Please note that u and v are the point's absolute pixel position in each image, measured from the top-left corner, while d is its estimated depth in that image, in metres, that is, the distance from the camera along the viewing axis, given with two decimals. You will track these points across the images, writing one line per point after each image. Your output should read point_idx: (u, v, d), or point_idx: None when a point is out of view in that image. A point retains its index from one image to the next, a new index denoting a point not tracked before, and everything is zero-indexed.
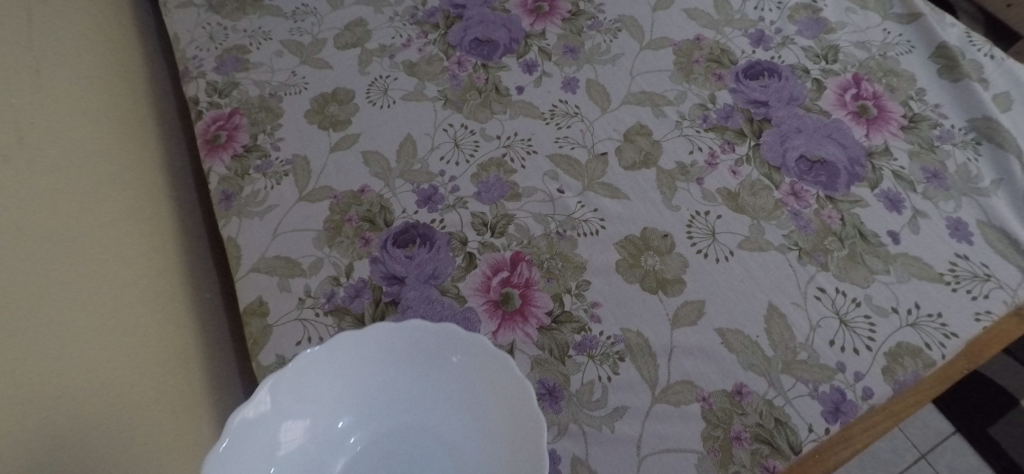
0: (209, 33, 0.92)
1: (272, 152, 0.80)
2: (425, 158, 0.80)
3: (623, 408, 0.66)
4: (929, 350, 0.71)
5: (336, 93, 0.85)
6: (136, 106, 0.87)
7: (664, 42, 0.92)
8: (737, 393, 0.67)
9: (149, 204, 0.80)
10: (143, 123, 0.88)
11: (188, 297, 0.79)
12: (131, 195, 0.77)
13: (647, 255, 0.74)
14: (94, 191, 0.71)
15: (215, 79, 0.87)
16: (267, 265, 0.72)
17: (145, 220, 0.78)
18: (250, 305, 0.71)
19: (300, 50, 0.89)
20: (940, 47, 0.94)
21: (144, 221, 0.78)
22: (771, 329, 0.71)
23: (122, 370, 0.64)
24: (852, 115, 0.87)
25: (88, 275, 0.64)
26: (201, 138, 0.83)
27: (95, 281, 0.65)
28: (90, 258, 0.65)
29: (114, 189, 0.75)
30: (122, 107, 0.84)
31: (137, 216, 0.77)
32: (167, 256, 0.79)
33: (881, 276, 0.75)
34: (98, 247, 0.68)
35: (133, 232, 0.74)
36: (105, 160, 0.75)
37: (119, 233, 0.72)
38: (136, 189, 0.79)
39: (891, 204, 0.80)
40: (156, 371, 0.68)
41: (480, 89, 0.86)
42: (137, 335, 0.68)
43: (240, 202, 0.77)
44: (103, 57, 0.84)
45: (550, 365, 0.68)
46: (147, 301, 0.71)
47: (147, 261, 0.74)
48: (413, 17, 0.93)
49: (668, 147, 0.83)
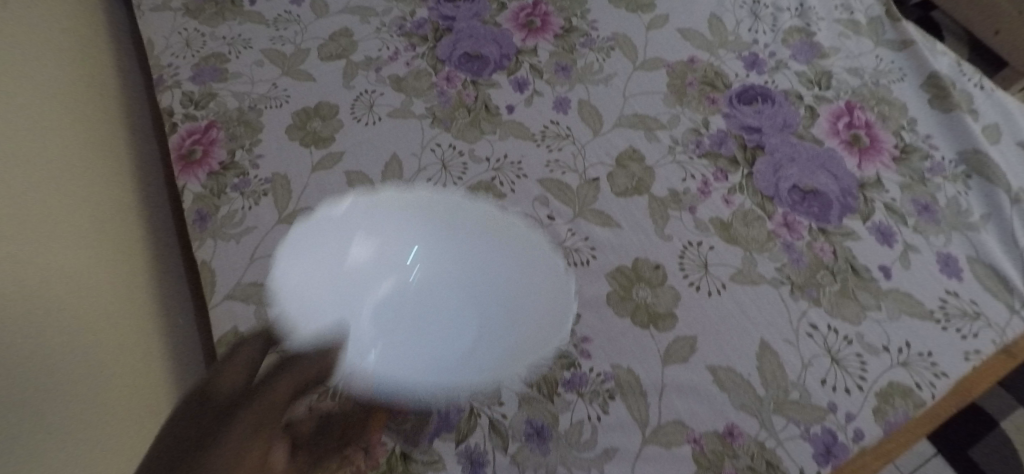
0: (186, 39, 0.88)
1: (250, 170, 0.76)
2: (411, 180, 0.77)
3: (613, 449, 0.64)
4: (918, 390, 0.70)
5: (319, 107, 0.81)
6: (100, 119, 0.84)
7: (657, 63, 0.89)
8: (728, 434, 0.66)
9: (110, 222, 0.77)
10: (108, 137, 0.84)
11: (152, 320, 0.76)
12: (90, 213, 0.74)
13: (638, 288, 0.73)
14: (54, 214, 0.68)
15: (190, 89, 0.83)
16: (242, 293, 0.69)
17: (106, 238, 0.75)
18: (224, 336, 0.67)
19: (282, 60, 0.85)
20: (932, 75, 0.91)
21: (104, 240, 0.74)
22: (763, 366, 0.69)
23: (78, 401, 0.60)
24: (845, 144, 0.85)
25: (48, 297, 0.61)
26: (174, 153, 0.79)
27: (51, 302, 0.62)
28: (48, 281, 0.62)
29: (71, 206, 0.71)
30: (83, 121, 0.80)
31: (97, 235, 0.73)
32: (131, 278, 0.76)
33: (872, 312, 0.74)
34: (55, 268, 0.64)
35: (93, 253, 0.71)
36: (63, 178, 0.71)
37: (77, 254, 0.68)
38: (97, 207, 0.75)
39: (883, 238, 0.79)
40: (113, 401, 0.65)
41: (469, 107, 0.83)
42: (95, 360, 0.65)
43: (216, 223, 0.73)
44: (65, 68, 0.80)
45: (539, 403, 0.66)
46: (106, 325, 0.68)
47: (107, 285, 0.71)
48: (401, 28, 0.89)
49: (661, 174, 0.81)
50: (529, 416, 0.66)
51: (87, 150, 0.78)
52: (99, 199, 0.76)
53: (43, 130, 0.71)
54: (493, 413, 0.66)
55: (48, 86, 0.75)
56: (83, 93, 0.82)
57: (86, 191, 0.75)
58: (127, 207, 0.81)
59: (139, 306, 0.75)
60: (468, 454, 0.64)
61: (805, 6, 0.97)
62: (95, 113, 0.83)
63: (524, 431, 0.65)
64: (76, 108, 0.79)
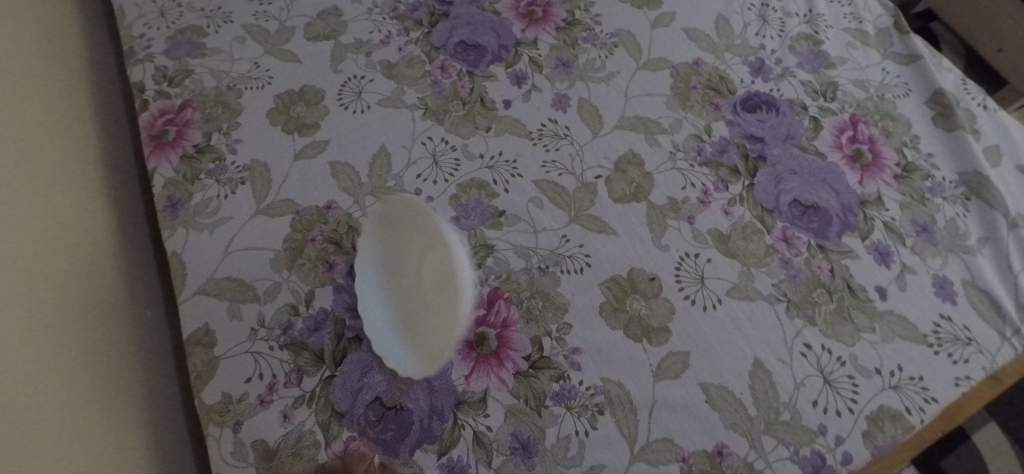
0: (162, 8, 0.81)
1: (228, 155, 0.72)
2: (400, 175, 0.73)
3: (599, 466, 0.62)
4: (908, 415, 0.69)
5: (305, 91, 0.76)
6: (67, 90, 0.76)
7: (661, 64, 0.86)
8: (717, 453, 0.64)
9: (73, 211, 0.69)
10: (77, 112, 0.77)
11: (119, 321, 0.69)
12: (49, 204, 0.66)
13: (633, 299, 0.70)
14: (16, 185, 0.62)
15: (165, 64, 0.77)
16: (215, 288, 0.65)
17: (67, 232, 0.67)
18: (194, 333, 0.64)
19: (266, 38, 0.80)
20: (937, 93, 0.90)
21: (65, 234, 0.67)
22: (755, 385, 0.68)
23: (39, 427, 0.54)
24: (847, 159, 0.83)
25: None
26: (144, 133, 0.73)
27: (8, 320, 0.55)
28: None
29: (28, 196, 0.63)
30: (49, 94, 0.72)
31: (56, 229, 0.66)
32: (96, 273, 0.69)
33: (867, 334, 0.72)
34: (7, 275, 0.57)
35: (51, 251, 0.63)
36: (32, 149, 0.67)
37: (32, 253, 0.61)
38: (58, 195, 0.68)
39: (880, 258, 0.77)
40: (80, 421, 0.59)
41: (464, 99, 0.79)
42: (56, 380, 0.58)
43: (188, 211, 0.69)
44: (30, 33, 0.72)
45: (525, 416, 0.63)
46: (64, 336, 0.61)
47: (70, 284, 0.64)
48: (395, 10, 0.84)
49: (660, 181, 0.78)
50: (514, 429, 0.62)
51: (51, 128, 0.70)
52: (62, 184, 0.69)
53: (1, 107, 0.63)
54: (478, 425, 0.62)
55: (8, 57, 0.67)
56: (56, 64, 0.76)
57: (46, 178, 0.67)
58: (93, 191, 0.74)
59: (106, 306, 0.68)
60: (449, 468, 0.60)
61: (814, 12, 0.94)
62: (66, 85, 0.76)
63: (509, 445, 0.62)
64: (39, 80, 0.71)
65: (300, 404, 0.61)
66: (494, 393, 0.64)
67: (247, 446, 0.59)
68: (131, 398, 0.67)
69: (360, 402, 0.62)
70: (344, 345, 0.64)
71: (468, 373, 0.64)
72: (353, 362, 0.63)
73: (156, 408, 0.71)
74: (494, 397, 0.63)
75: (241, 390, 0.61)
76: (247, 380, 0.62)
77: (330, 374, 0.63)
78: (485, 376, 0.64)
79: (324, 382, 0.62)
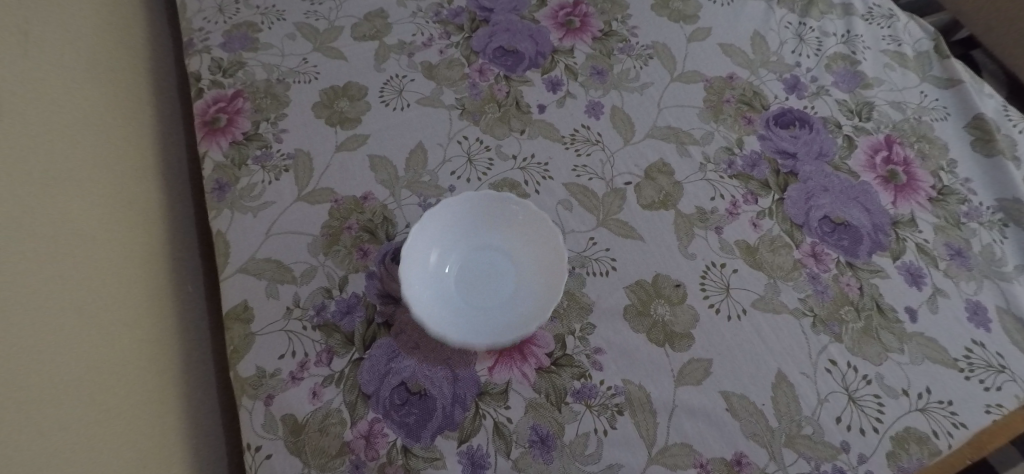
0: (220, 4, 0.86)
1: (273, 143, 0.76)
2: (434, 171, 0.75)
3: (617, 465, 0.63)
4: (935, 439, 0.67)
5: (348, 87, 0.80)
6: (102, 84, 0.77)
7: (695, 77, 0.86)
8: (737, 462, 0.64)
9: (92, 204, 0.69)
10: (112, 105, 0.78)
11: (130, 315, 0.69)
12: (64, 197, 0.66)
13: (657, 303, 0.71)
14: (80, 168, 0.69)
15: (220, 55, 0.82)
16: (256, 268, 0.69)
17: (79, 224, 0.66)
18: (233, 308, 0.67)
19: (314, 36, 0.84)
20: (977, 118, 0.88)
21: (77, 227, 0.66)
22: (778, 397, 0.67)
23: (27, 422, 0.53)
24: (880, 179, 0.82)
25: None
26: (198, 119, 0.78)
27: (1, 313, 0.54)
28: (15, 280, 0.56)
29: (41, 187, 0.63)
30: (78, 87, 0.73)
31: (67, 222, 0.65)
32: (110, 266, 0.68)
33: (895, 354, 0.71)
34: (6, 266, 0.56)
35: (56, 243, 0.63)
36: (96, 137, 0.73)
37: (34, 246, 0.60)
38: (75, 187, 0.68)
39: (911, 278, 0.75)
40: (75, 418, 0.58)
41: (500, 101, 0.81)
42: (49, 375, 0.57)
43: (234, 194, 0.73)
44: (69, 29, 0.74)
45: (545, 410, 0.64)
46: (62, 330, 0.60)
47: (81, 275, 0.64)
48: (437, 15, 0.87)
49: (689, 190, 0.78)
50: (534, 422, 0.64)
51: (76, 120, 0.71)
52: (82, 177, 0.69)
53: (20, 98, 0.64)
54: (499, 416, 0.63)
55: (38, 49, 0.68)
56: (103, 59, 0.80)
57: (63, 170, 0.67)
58: (119, 183, 0.75)
59: (116, 300, 0.67)
60: (469, 456, 0.62)
61: (852, 33, 0.93)
62: (108, 79, 0.79)
63: (528, 437, 0.63)
64: (71, 72, 0.72)
65: (329, 383, 0.63)
66: (516, 386, 0.65)
67: (279, 420, 0.62)
68: (140, 393, 0.66)
69: (386, 385, 0.64)
70: (374, 330, 0.66)
71: (492, 365, 0.66)
72: (382, 346, 0.65)
73: (188, 386, 0.74)
74: (516, 390, 0.65)
75: (274, 366, 0.64)
76: (281, 356, 0.65)
77: (359, 356, 0.65)
78: (508, 369, 0.66)
79: (353, 363, 0.65)
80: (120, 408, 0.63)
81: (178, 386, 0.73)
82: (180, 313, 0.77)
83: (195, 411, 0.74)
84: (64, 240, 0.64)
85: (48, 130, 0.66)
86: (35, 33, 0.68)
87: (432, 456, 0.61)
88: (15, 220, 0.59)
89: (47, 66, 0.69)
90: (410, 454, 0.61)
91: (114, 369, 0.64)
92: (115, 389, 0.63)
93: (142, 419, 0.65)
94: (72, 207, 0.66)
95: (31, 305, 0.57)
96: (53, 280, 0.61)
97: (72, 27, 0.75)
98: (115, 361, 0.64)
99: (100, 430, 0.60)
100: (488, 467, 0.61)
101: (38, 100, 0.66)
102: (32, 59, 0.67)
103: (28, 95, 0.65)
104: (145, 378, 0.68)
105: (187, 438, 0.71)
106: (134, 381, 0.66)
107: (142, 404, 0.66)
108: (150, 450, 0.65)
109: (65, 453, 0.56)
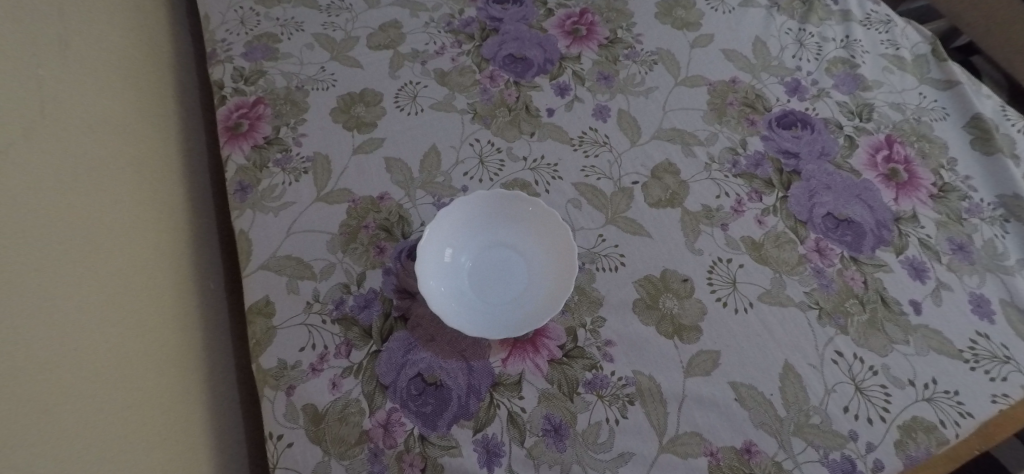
0: (241, 17, 0.91)
1: (293, 146, 0.79)
2: (448, 172, 0.78)
3: (630, 454, 0.64)
4: (942, 428, 0.68)
5: (364, 93, 0.83)
6: (126, 101, 0.80)
7: (699, 81, 0.88)
8: (746, 451, 0.66)
9: (117, 208, 0.72)
10: (135, 121, 0.80)
11: (151, 318, 0.70)
12: (87, 207, 0.67)
13: (666, 297, 0.73)
14: (113, 168, 0.73)
15: (242, 65, 0.86)
16: (277, 264, 0.72)
17: (103, 235, 0.68)
18: (256, 303, 0.71)
19: (332, 45, 0.87)
20: (975, 118, 0.88)
21: (100, 238, 0.67)
22: (786, 387, 0.68)
23: (64, 403, 0.57)
24: (882, 177, 0.82)
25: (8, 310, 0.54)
26: (221, 124, 0.82)
27: (23, 319, 0.55)
28: (55, 268, 0.60)
29: (63, 199, 0.64)
30: (103, 103, 0.75)
31: (91, 230, 0.67)
32: (131, 277, 0.70)
33: (900, 346, 0.71)
34: (35, 259, 0.59)
35: (79, 253, 0.64)
36: (128, 140, 0.78)
37: (57, 254, 0.61)
38: (98, 198, 0.69)
39: (914, 272, 0.76)
40: (112, 400, 0.61)
41: (510, 106, 0.84)
42: (78, 361, 0.59)
43: (256, 195, 0.77)
44: (97, 48, 0.77)
45: (558, 401, 0.66)
46: (85, 331, 0.61)
47: (116, 268, 0.68)
48: (449, 25, 0.90)
49: (695, 189, 0.80)
50: (548, 412, 0.66)
51: (101, 135, 0.73)
52: (104, 188, 0.71)
53: (46, 112, 0.66)
54: (513, 405, 0.66)
55: (66, 61, 0.71)
56: (130, 75, 0.83)
57: (87, 182, 0.68)
58: (141, 197, 0.76)
59: (136, 309, 0.69)
60: (484, 444, 0.64)
61: (851, 38, 0.94)
62: (133, 96, 0.82)
63: (542, 426, 0.65)
64: (98, 87, 0.75)
65: (348, 374, 0.67)
66: (530, 376, 0.67)
67: (300, 409, 0.65)
68: (160, 401, 0.67)
69: (403, 376, 0.66)
70: (391, 323, 0.69)
71: (506, 357, 0.68)
72: (398, 339, 0.68)
73: (207, 380, 0.78)
74: (529, 381, 0.67)
75: (295, 358, 0.68)
76: (301, 349, 0.68)
77: (377, 348, 0.68)
78: (521, 361, 0.68)
79: (371, 355, 0.68)
80: (151, 395, 0.66)
81: (200, 379, 0.76)
82: (202, 310, 0.81)
83: (211, 412, 0.76)
84: (100, 234, 0.68)
85: (86, 131, 0.70)
86: (72, 42, 0.73)
87: (448, 444, 0.64)
88: (55, 213, 0.63)
89: (85, 73, 0.73)
90: (426, 442, 0.64)
91: (146, 357, 0.67)
92: (139, 389, 0.65)
93: (169, 407, 0.68)
94: (98, 205, 0.69)
95: (69, 292, 0.61)
96: (90, 270, 0.64)
97: (100, 44, 0.78)
98: (147, 349, 0.68)
99: (121, 437, 0.61)
100: (502, 455, 0.64)
101: (65, 114, 0.68)
102: (60, 75, 0.69)
103: (67, 98, 0.69)
104: (164, 387, 0.69)
105: (206, 429, 0.74)
106: (154, 390, 0.67)
107: (169, 392, 0.69)
108: (175, 438, 0.68)
109: (101, 432, 0.59)
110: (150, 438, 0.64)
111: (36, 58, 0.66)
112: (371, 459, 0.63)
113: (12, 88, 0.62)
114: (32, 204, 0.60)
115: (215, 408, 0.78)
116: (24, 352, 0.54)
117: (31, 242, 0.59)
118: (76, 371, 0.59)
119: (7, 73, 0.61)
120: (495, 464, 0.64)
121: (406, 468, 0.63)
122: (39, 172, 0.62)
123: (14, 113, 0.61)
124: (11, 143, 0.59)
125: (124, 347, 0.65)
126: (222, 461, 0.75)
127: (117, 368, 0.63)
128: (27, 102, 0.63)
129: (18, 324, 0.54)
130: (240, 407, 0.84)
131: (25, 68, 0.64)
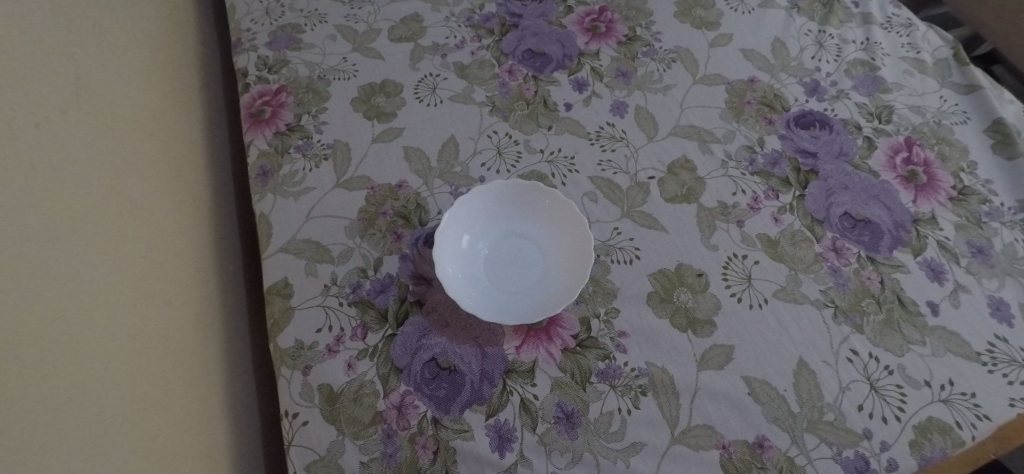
0: (266, 8, 0.93)
1: (314, 134, 0.81)
2: (466, 163, 0.80)
3: (640, 444, 0.65)
4: (958, 429, 0.67)
5: (384, 85, 0.85)
6: (153, 97, 0.80)
7: (717, 79, 0.88)
8: (759, 445, 0.65)
9: (146, 186, 0.74)
10: (160, 117, 0.81)
11: (174, 292, 0.72)
12: (113, 205, 0.68)
13: (680, 291, 0.73)
14: (142, 146, 0.75)
15: (266, 54, 0.88)
16: (296, 248, 0.74)
17: (126, 214, 0.69)
18: (275, 285, 0.73)
19: (354, 37, 0.89)
20: (997, 122, 0.86)
21: (127, 213, 0.69)
22: (800, 384, 0.68)
23: (93, 369, 0.59)
24: (900, 179, 0.81)
25: (27, 298, 0.54)
26: (245, 111, 0.85)
27: (34, 317, 0.55)
28: (88, 241, 0.63)
29: (96, 184, 0.66)
30: (130, 102, 0.76)
31: (120, 205, 0.69)
32: (154, 265, 0.70)
33: (916, 347, 0.70)
34: (65, 227, 0.61)
35: (99, 245, 0.64)
36: (156, 120, 0.80)
37: (94, 227, 0.64)
38: (120, 193, 0.69)
39: (933, 275, 0.74)
40: (135, 368, 0.63)
41: (528, 100, 0.85)
42: (105, 332, 0.61)
43: (276, 180, 0.79)
44: (123, 44, 0.77)
45: (570, 389, 0.67)
46: (111, 303, 0.63)
47: (143, 241, 0.70)
48: (469, 20, 0.91)
49: (712, 186, 0.79)
50: (560, 399, 0.67)
51: (127, 134, 0.73)
52: (127, 186, 0.71)
53: (68, 109, 0.66)
54: (525, 393, 0.67)
55: (102, 43, 0.73)
56: (161, 59, 0.85)
57: (113, 168, 0.69)
58: (166, 178, 0.78)
59: (156, 307, 0.69)
60: (496, 429, 0.65)
61: (872, 40, 0.93)
62: (160, 94, 0.82)
63: (554, 414, 0.66)
64: (129, 68, 0.77)
65: (363, 356, 0.68)
66: (542, 364, 0.68)
67: (315, 389, 0.67)
68: (179, 402, 0.67)
69: (417, 360, 0.68)
70: (406, 307, 0.71)
71: (519, 345, 0.69)
72: (413, 323, 0.70)
73: (226, 356, 0.80)
74: (542, 369, 0.68)
75: (311, 339, 0.70)
76: (318, 329, 0.70)
77: (392, 332, 0.70)
78: (534, 349, 0.69)
79: (386, 339, 0.69)
80: (170, 365, 0.68)
81: (219, 356, 0.78)
82: (223, 291, 0.83)
83: (229, 389, 0.78)
84: (129, 208, 0.70)
85: (117, 110, 0.73)
86: (108, 27, 0.75)
87: (460, 428, 0.65)
88: (92, 190, 0.65)
89: (119, 54, 0.76)
90: (439, 426, 0.65)
91: (167, 328, 0.69)
92: (161, 357, 0.67)
93: (187, 377, 0.70)
94: (126, 181, 0.71)
95: (100, 265, 0.63)
96: (120, 244, 0.67)
97: (126, 40, 0.78)
98: (168, 321, 0.70)
99: (138, 438, 0.61)
100: (514, 440, 0.65)
101: (95, 96, 0.70)
102: (91, 65, 0.71)
103: (101, 77, 0.72)
104: (182, 369, 0.70)
105: (224, 406, 0.76)
106: (172, 391, 0.67)
107: (188, 364, 0.71)
108: (193, 408, 0.69)
109: (122, 397, 0.60)
110: (170, 408, 0.66)
111: (73, 38, 0.69)
112: (384, 440, 0.65)
113: (34, 85, 0.62)
114: (70, 180, 0.63)
115: (232, 388, 0.79)
116: (54, 318, 0.56)
117: (67, 215, 0.61)
118: (104, 341, 0.61)
119: (39, 57, 0.63)
120: (507, 449, 0.65)
121: (418, 450, 0.65)
122: (76, 149, 0.65)
123: (31, 109, 0.61)
124: (31, 138, 0.60)
125: (147, 316, 0.67)
126: (239, 442, 0.77)
127: (140, 336, 0.65)
128: (63, 81, 0.66)
129: (37, 308, 0.55)
130: (255, 386, 0.84)
131: (53, 60, 0.65)
